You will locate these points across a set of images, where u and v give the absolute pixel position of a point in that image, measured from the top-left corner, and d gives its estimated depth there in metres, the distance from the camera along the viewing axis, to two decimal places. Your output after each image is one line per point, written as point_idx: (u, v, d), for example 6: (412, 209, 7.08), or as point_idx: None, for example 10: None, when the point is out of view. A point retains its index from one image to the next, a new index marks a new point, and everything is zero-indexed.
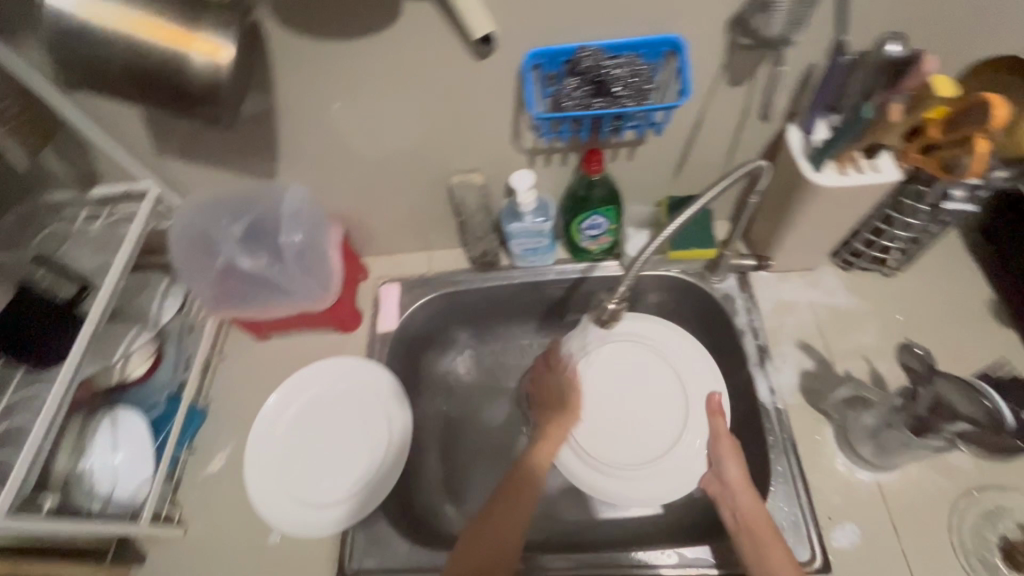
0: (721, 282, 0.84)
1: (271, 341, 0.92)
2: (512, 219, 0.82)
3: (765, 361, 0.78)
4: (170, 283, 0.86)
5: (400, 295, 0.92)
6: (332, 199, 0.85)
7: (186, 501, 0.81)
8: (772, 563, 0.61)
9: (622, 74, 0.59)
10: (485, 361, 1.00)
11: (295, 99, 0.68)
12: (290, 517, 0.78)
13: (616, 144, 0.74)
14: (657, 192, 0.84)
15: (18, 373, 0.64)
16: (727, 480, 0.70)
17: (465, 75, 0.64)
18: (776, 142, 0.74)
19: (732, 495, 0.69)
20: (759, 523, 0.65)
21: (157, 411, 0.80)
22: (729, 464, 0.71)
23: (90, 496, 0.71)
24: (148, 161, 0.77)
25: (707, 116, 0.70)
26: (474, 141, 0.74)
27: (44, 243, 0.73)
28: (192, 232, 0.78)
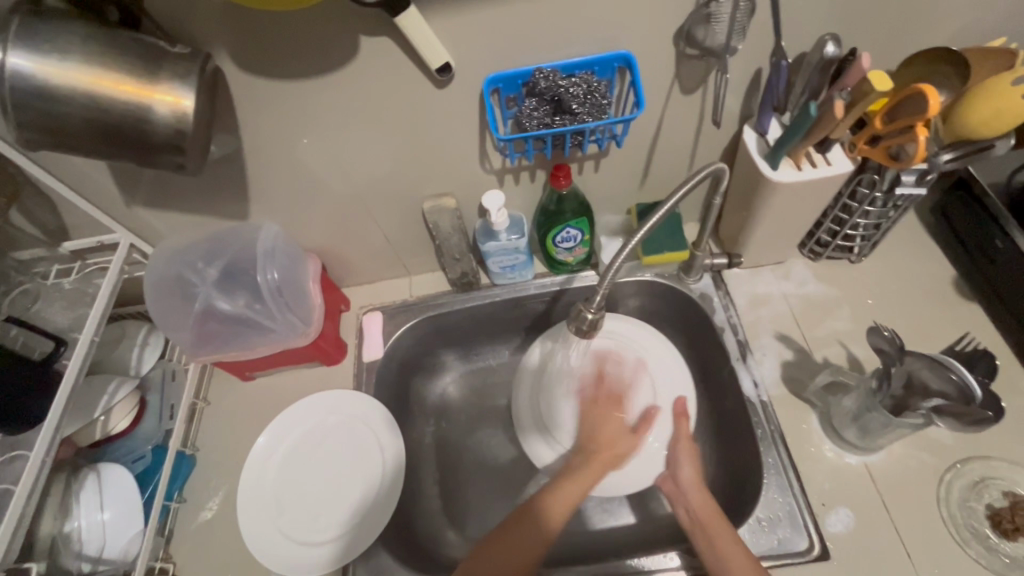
0: (696, 282, 0.86)
1: (258, 380, 0.92)
2: (487, 238, 0.83)
3: (746, 356, 0.79)
4: (149, 331, 0.86)
5: (383, 322, 0.92)
6: (308, 233, 0.85)
7: (179, 553, 0.79)
8: (725, 552, 0.63)
9: (579, 91, 0.61)
10: (474, 380, 1.00)
11: (261, 139, 0.68)
12: (286, 558, 0.76)
13: (582, 158, 0.76)
14: (626, 200, 0.86)
15: None
16: (680, 479, 0.75)
17: (428, 103, 0.66)
18: (734, 144, 0.77)
19: (687, 493, 0.72)
20: (709, 517, 0.68)
21: (143, 462, 0.79)
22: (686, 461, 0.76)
23: (79, 557, 0.70)
24: (118, 212, 0.77)
25: (665, 125, 0.73)
26: (443, 165, 0.75)
27: (15, 302, 0.71)
28: (166, 280, 0.77)
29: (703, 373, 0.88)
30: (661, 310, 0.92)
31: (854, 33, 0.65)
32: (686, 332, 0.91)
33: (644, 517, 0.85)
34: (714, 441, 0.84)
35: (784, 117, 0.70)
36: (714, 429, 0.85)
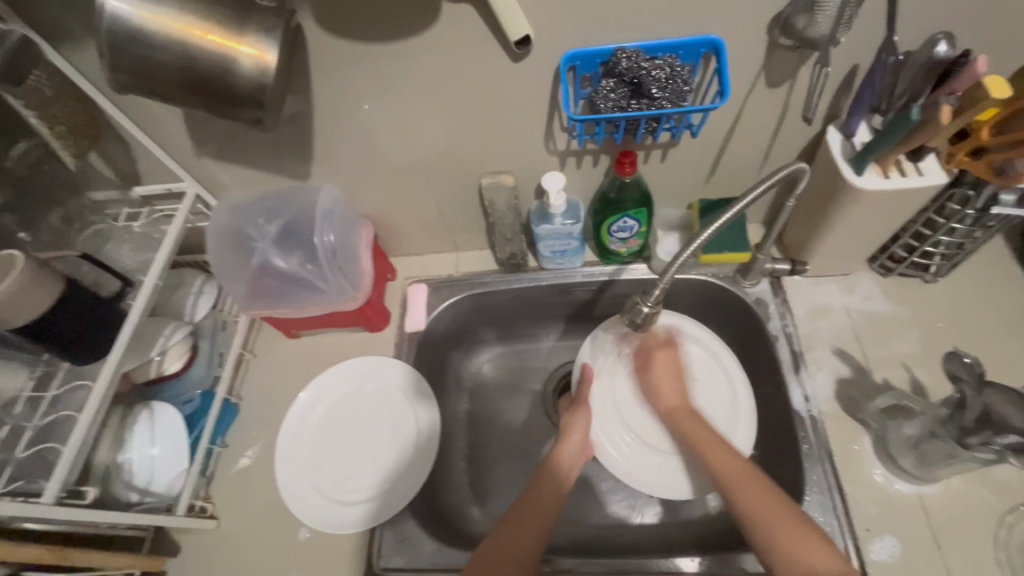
0: (753, 286, 0.83)
1: (302, 339, 0.94)
2: (541, 220, 0.82)
3: (799, 368, 0.76)
4: (204, 280, 0.89)
5: (427, 295, 0.92)
6: (364, 200, 0.86)
7: (218, 495, 0.82)
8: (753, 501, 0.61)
9: (660, 74, 0.59)
10: (511, 362, 1.00)
11: (331, 100, 0.69)
12: (319, 513, 0.79)
13: (650, 146, 0.73)
14: (689, 194, 0.83)
15: (64, 368, 0.67)
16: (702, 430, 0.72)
17: (501, 77, 0.65)
18: (814, 144, 0.73)
19: (679, 420, 0.75)
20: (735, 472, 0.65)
21: (191, 406, 0.82)
22: (670, 393, 0.78)
23: (128, 487, 0.73)
24: (188, 163, 0.79)
25: (743, 118, 0.69)
26: (507, 142, 0.74)
27: (88, 241, 0.75)
28: (226, 231, 0.80)
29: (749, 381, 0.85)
30: (711, 312, 0.89)
31: (969, 34, 0.59)
32: (735, 337, 0.88)
33: (671, 518, 0.83)
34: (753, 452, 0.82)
35: (875, 120, 0.66)
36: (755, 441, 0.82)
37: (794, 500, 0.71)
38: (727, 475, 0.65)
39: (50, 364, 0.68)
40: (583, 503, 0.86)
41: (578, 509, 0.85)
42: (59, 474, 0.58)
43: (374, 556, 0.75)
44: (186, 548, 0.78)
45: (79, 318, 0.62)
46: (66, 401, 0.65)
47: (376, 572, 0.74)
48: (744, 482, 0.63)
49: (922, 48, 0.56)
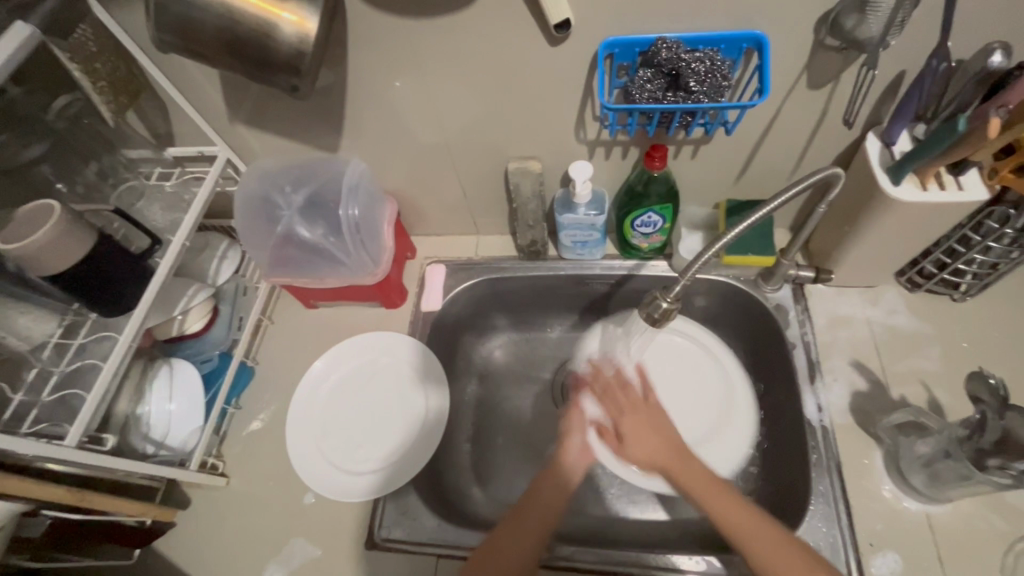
0: (774, 292, 0.82)
1: (320, 310, 0.95)
2: (565, 209, 0.81)
3: (815, 377, 0.75)
4: (229, 245, 0.90)
5: (445, 276, 0.93)
6: (390, 176, 0.86)
7: (230, 455, 0.85)
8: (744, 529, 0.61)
9: (700, 68, 0.57)
10: (522, 349, 1.00)
11: (366, 73, 0.69)
12: (326, 480, 0.80)
13: (682, 141, 0.72)
14: (716, 194, 0.82)
15: (90, 319, 0.69)
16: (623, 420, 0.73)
17: (537, 61, 0.64)
18: (851, 150, 0.71)
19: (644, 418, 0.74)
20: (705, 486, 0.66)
21: (209, 364, 0.84)
22: (621, 395, 0.76)
23: (145, 439, 0.75)
24: (221, 127, 0.80)
25: (780, 119, 0.68)
26: (537, 127, 0.74)
27: (122, 197, 0.77)
28: (255, 197, 0.81)
29: (762, 386, 0.84)
30: (728, 315, 0.88)
31: None
32: (751, 342, 0.87)
33: (672, 517, 0.83)
34: (761, 459, 0.81)
35: (919, 129, 0.64)
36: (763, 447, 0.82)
37: (797, 508, 0.71)
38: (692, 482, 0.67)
39: (79, 313, 0.70)
40: (585, 493, 0.86)
41: (578, 498, 0.86)
42: (80, 422, 0.60)
43: (376, 526, 0.76)
44: (197, 501, 0.81)
45: (109, 271, 0.64)
46: (91, 351, 0.67)
47: (377, 541, 0.75)
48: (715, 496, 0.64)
49: (975, 58, 0.55)
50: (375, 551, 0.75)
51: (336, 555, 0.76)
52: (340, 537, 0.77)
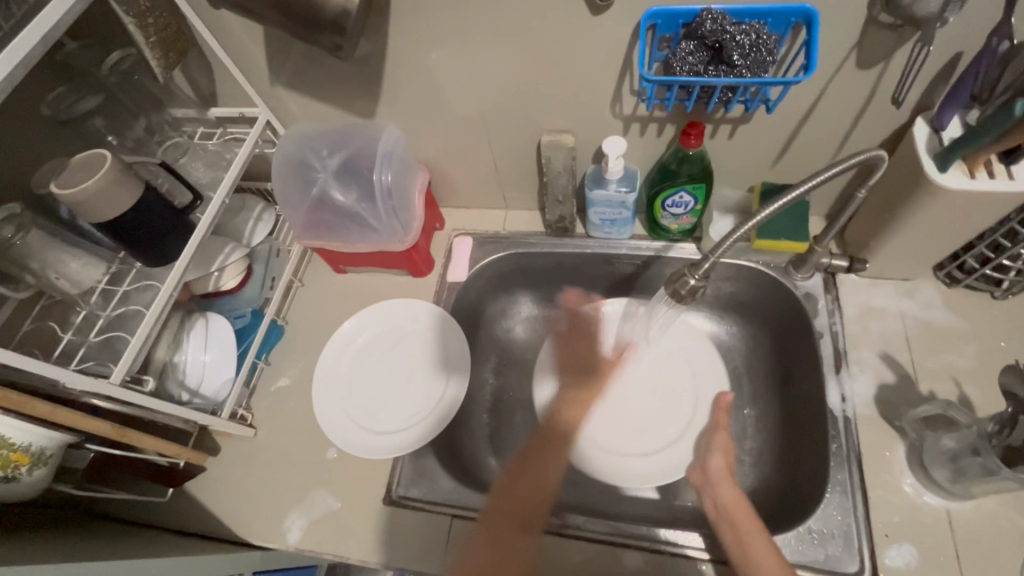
0: (804, 280, 0.80)
1: (349, 275, 0.98)
2: (595, 185, 0.81)
3: (840, 367, 0.74)
4: (264, 208, 0.93)
5: (471, 248, 0.94)
6: (424, 145, 0.87)
7: (260, 408, 0.88)
8: (756, 559, 0.62)
9: (745, 41, 0.56)
10: (544, 325, 1.01)
11: (405, 39, 0.69)
12: (348, 439, 0.83)
13: (721, 120, 0.71)
14: (752, 176, 0.80)
15: (134, 270, 0.72)
16: (709, 470, 0.75)
17: (577, 29, 0.64)
18: (898, 135, 0.69)
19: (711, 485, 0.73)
20: (745, 523, 0.66)
21: (242, 320, 0.88)
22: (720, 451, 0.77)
23: (180, 386, 0.79)
24: (264, 89, 0.82)
25: (824, 99, 0.66)
26: (573, 100, 0.73)
27: (167, 152, 0.79)
28: (291, 160, 0.82)
29: (784, 375, 0.84)
30: (755, 302, 0.87)
31: None
32: (777, 329, 0.86)
33: (683, 499, 0.84)
34: (778, 446, 0.81)
35: (971, 114, 0.62)
36: (782, 434, 0.81)
37: (813, 495, 0.71)
38: (743, 530, 0.65)
39: (125, 262, 0.73)
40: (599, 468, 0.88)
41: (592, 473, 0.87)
42: (125, 361, 0.63)
43: (395, 485, 0.79)
44: (226, 449, 0.85)
45: (153, 222, 0.67)
46: (134, 299, 0.71)
47: (395, 498, 0.78)
48: (754, 539, 0.64)
49: None
50: (392, 507, 0.78)
51: (355, 509, 0.78)
52: (360, 492, 0.80)
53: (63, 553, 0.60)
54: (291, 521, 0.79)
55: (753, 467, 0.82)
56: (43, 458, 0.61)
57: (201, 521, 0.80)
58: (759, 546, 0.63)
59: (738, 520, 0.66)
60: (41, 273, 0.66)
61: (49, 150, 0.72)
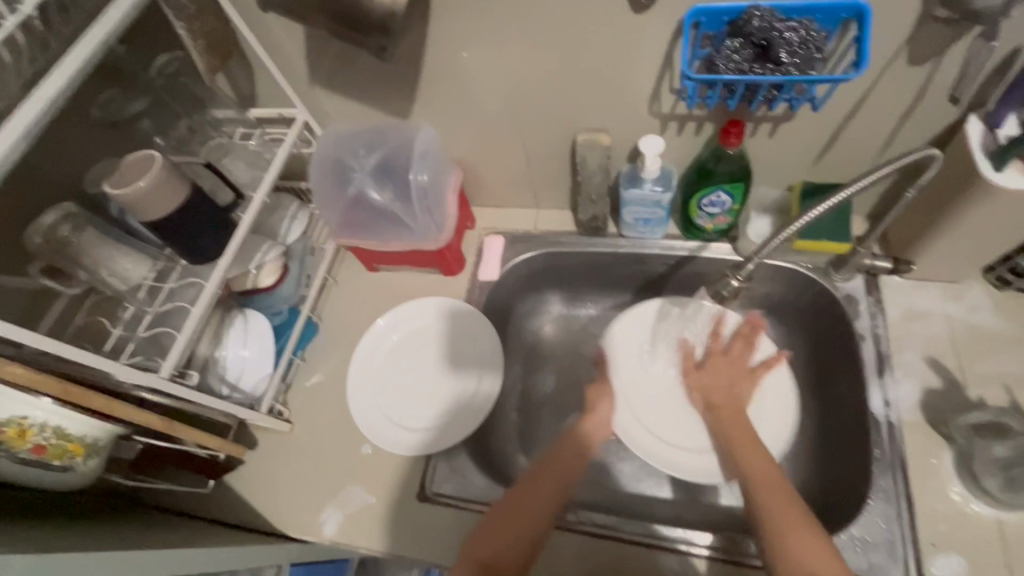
0: (845, 282, 0.79)
1: (381, 274, 0.99)
2: (630, 184, 0.81)
3: (883, 371, 0.73)
4: (299, 207, 0.94)
5: (503, 247, 0.94)
6: (457, 144, 0.88)
7: (296, 403, 0.90)
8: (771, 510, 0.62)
9: (793, 38, 0.55)
10: (573, 325, 1.00)
11: (445, 39, 0.70)
12: (383, 434, 0.84)
13: (762, 118, 0.70)
14: (791, 175, 0.79)
15: (178, 267, 0.74)
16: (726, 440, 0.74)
17: (618, 27, 0.63)
18: (949, 132, 0.67)
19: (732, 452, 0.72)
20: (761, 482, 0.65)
21: (279, 317, 0.90)
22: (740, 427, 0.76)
23: (221, 381, 0.81)
24: (303, 90, 0.83)
25: (872, 96, 0.64)
26: (610, 98, 0.73)
27: (210, 152, 0.81)
28: (330, 160, 0.83)
29: (822, 377, 0.82)
30: (792, 303, 0.86)
31: None
32: (815, 332, 0.84)
33: (716, 502, 0.83)
34: (816, 450, 0.79)
35: None
36: (820, 438, 0.80)
37: (854, 502, 0.69)
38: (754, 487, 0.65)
39: (170, 259, 0.74)
40: (630, 469, 0.87)
41: (623, 474, 0.87)
42: (173, 355, 0.65)
43: (428, 482, 0.80)
44: (263, 443, 0.87)
45: (198, 220, 0.68)
46: (178, 296, 0.72)
47: (429, 494, 0.79)
48: (767, 493, 0.64)
49: None
50: (425, 503, 0.79)
51: (389, 505, 0.79)
52: (393, 488, 0.81)
53: (115, 539, 0.62)
54: (327, 515, 0.80)
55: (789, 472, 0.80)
56: (96, 448, 0.63)
57: (239, 513, 0.82)
58: (772, 501, 0.63)
59: (754, 480, 0.66)
60: (94, 271, 0.69)
61: (99, 150, 0.74)
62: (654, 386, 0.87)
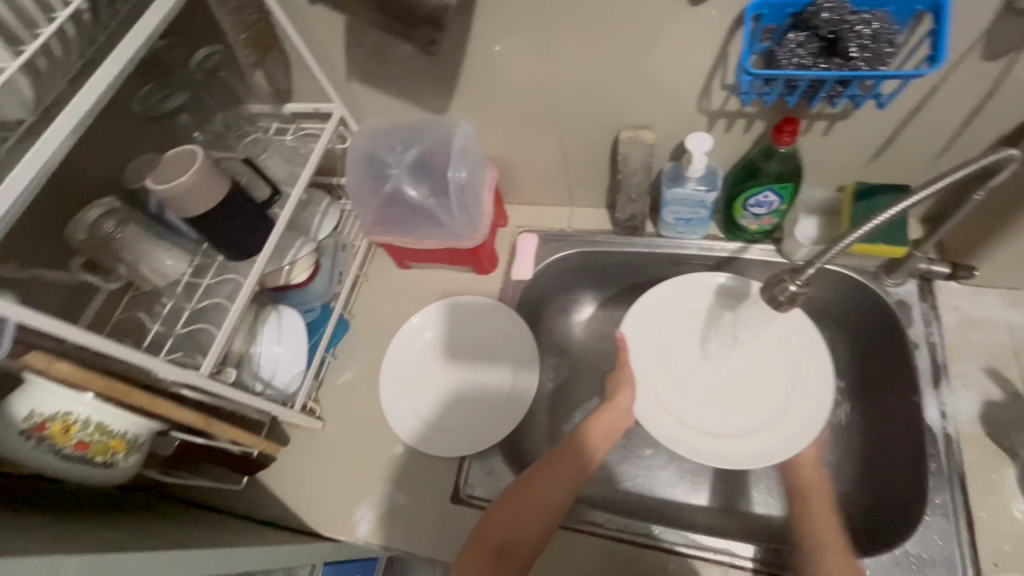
0: (897, 287, 0.75)
1: (412, 271, 0.98)
2: (672, 183, 0.78)
3: (940, 381, 0.70)
4: (331, 202, 0.94)
5: (536, 246, 0.92)
6: (494, 141, 0.86)
7: (327, 401, 0.89)
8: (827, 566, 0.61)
9: (864, 32, 0.52)
10: (606, 326, 0.99)
11: (489, 33, 0.68)
12: (410, 424, 0.84)
13: (818, 115, 0.67)
14: (843, 175, 0.76)
15: (215, 263, 0.73)
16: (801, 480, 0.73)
17: (672, 20, 0.61)
18: (1017, 133, 0.64)
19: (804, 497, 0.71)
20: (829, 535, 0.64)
21: (312, 314, 0.89)
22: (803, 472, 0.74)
23: (255, 378, 0.81)
24: (339, 85, 0.82)
25: (939, 93, 0.61)
26: (657, 95, 0.71)
27: (247, 148, 0.81)
28: (365, 156, 0.82)
29: (870, 386, 0.79)
30: (839, 308, 0.83)
31: None
32: (863, 338, 0.81)
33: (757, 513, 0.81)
34: (862, 462, 0.77)
35: None
36: (866, 449, 0.77)
37: (908, 516, 0.66)
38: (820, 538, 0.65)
39: (207, 255, 0.73)
40: (666, 475, 0.85)
41: (658, 480, 0.85)
42: (214, 353, 0.64)
43: (461, 484, 0.79)
44: (296, 440, 0.87)
45: (238, 217, 0.67)
46: (216, 293, 0.71)
47: (462, 496, 0.78)
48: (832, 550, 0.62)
49: None
50: (459, 506, 0.78)
51: (423, 506, 0.79)
52: (427, 489, 0.80)
53: (156, 534, 0.61)
54: (360, 514, 0.80)
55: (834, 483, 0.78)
56: (136, 444, 0.63)
57: (272, 510, 0.82)
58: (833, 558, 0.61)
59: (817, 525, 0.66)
60: (133, 266, 0.68)
61: (138, 144, 0.73)
62: (682, 381, 0.85)
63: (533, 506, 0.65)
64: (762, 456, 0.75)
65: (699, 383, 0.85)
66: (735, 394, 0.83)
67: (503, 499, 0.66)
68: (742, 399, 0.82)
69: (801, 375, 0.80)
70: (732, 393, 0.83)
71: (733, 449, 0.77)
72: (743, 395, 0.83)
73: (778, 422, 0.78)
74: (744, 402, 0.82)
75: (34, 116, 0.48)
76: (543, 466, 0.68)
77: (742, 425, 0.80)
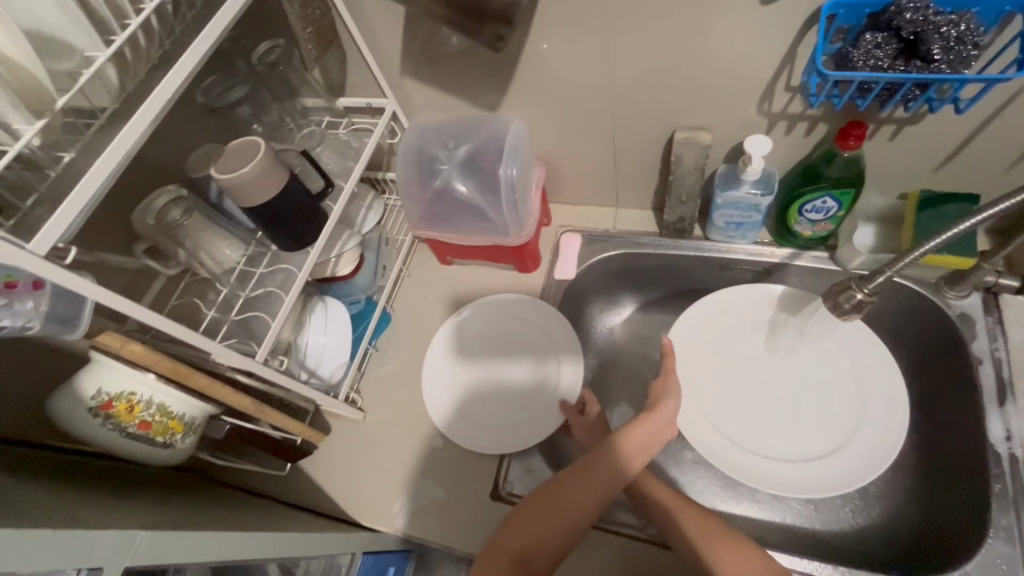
0: (959, 300, 0.72)
1: (454, 267, 0.98)
2: (726, 186, 0.77)
3: (1005, 400, 0.67)
4: (374, 196, 0.93)
5: (580, 246, 0.92)
6: (543, 139, 0.86)
7: (368, 392, 0.90)
8: None
9: (949, 34, 0.50)
10: (646, 329, 0.97)
11: (550, 31, 0.68)
12: (458, 424, 0.84)
13: (886, 119, 0.65)
14: (907, 182, 0.74)
15: (269, 253, 0.74)
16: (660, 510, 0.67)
17: (740, 19, 0.60)
18: None
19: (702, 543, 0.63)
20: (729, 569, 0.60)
21: (356, 306, 0.91)
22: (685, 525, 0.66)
23: (301, 367, 0.82)
24: (394, 80, 0.83)
25: (1019, 100, 0.59)
26: (717, 95, 0.69)
27: (302, 141, 0.82)
28: (416, 151, 0.83)
29: (925, 402, 0.77)
30: (894, 320, 0.80)
31: None
32: (918, 353, 0.79)
33: None
34: (914, 480, 0.75)
35: None
36: (919, 466, 0.75)
37: (968, 538, 0.64)
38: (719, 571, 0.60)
39: (261, 245, 0.75)
40: None
41: None
42: (269, 341, 0.65)
43: (501, 481, 0.79)
44: (337, 430, 0.88)
45: (296, 208, 0.69)
46: (269, 282, 0.73)
47: (502, 494, 0.78)
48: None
49: None
50: (498, 503, 0.78)
51: (462, 502, 0.79)
52: (466, 485, 0.80)
53: (212, 514, 0.63)
54: (400, 506, 0.80)
55: (884, 499, 0.76)
56: (193, 427, 0.65)
57: (313, 497, 0.83)
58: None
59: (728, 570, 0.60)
60: (192, 254, 0.70)
61: None
62: (734, 394, 0.84)
63: (559, 518, 0.63)
64: (801, 487, 0.74)
65: (752, 397, 0.83)
66: (793, 412, 0.81)
67: (529, 505, 0.64)
68: (801, 418, 0.81)
69: (866, 395, 0.78)
70: (788, 410, 0.82)
71: (790, 475, 0.76)
72: (801, 414, 0.81)
73: (841, 445, 0.77)
74: (801, 422, 0.80)
75: (118, 105, 0.50)
76: (573, 474, 0.65)
77: (801, 447, 0.78)
